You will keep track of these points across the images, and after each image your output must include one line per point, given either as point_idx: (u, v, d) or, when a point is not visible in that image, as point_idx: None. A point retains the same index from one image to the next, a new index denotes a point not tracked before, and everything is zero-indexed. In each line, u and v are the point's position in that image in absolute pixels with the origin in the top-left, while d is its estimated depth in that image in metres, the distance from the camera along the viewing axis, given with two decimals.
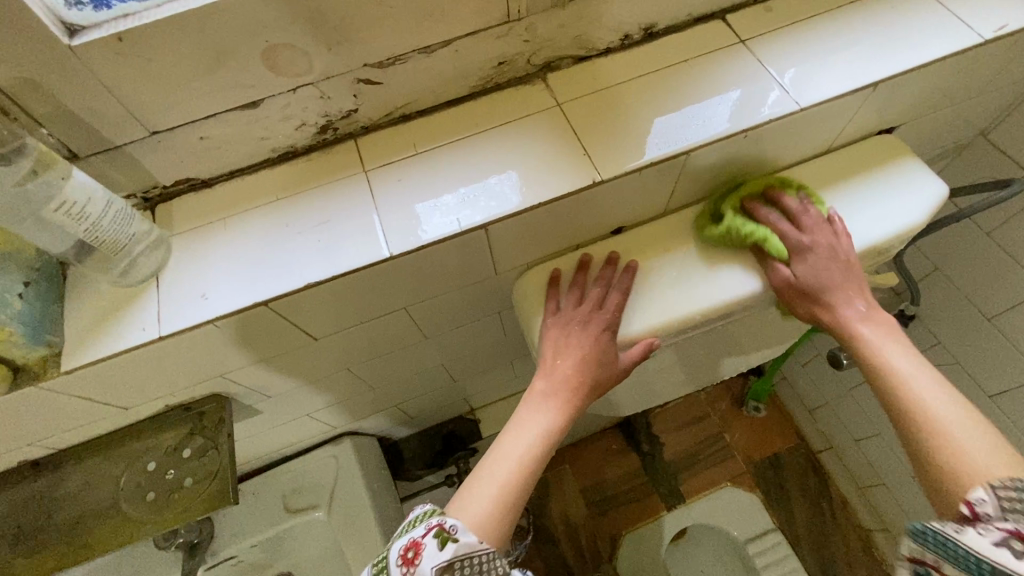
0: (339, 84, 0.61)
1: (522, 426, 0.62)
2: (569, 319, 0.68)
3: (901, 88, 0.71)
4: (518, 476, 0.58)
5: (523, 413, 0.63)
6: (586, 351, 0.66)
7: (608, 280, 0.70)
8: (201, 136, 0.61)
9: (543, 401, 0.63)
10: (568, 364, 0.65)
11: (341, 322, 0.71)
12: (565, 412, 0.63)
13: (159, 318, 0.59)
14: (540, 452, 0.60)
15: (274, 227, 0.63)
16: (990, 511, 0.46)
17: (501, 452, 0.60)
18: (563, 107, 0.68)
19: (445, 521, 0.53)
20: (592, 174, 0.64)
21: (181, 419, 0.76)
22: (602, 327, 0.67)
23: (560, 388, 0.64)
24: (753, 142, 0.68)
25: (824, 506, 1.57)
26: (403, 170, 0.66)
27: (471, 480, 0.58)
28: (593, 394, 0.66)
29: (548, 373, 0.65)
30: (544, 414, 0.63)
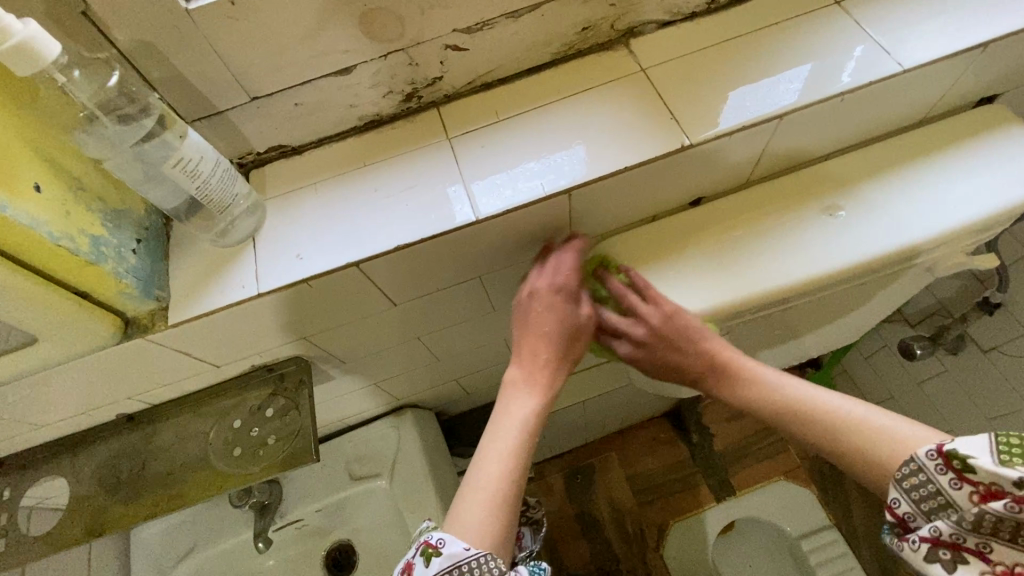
0: (429, 51, 0.62)
1: (495, 423, 0.58)
2: (528, 297, 0.65)
3: (1012, 50, 0.66)
4: (503, 472, 0.54)
5: (497, 408, 0.59)
6: (552, 325, 0.62)
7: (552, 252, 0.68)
8: (296, 102, 0.63)
9: (514, 392, 0.59)
10: (535, 348, 0.62)
11: (419, 288, 0.72)
12: (547, 393, 0.60)
13: (258, 277, 0.61)
14: (524, 438, 0.57)
15: (362, 192, 0.65)
16: (909, 513, 0.46)
17: (485, 457, 0.55)
18: (648, 72, 0.67)
19: (431, 536, 0.51)
20: (679, 139, 0.63)
21: (263, 380, 0.79)
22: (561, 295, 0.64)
23: (532, 375, 0.61)
24: (847, 108, 0.65)
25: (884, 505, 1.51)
26: (485, 137, 0.67)
27: (461, 492, 0.54)
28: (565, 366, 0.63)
29: (517, 361, 0.62)
30: (524, 398, 0.59)
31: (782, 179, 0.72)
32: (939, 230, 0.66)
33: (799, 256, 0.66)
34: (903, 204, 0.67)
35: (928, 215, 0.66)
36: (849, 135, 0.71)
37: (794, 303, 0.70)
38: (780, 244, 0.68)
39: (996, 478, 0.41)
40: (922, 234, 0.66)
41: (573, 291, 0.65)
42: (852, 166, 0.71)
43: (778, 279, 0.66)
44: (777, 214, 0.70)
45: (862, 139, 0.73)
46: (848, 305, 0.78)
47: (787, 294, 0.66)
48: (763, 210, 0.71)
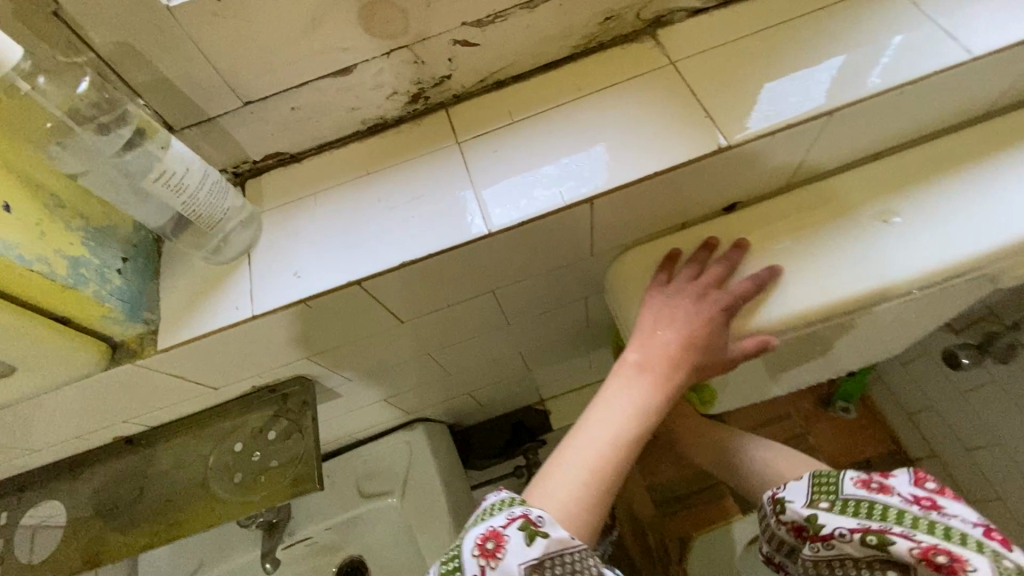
0: (436, 46, 0.57)
1: (610, 401, 0.53)
2: (677, 294, 0.60)
3: None
4: (612, 456, 0.49)
5: (612, 388, 0.54)
6: (694, 331, 0.57)
7: (727, 258, 0.62)
8: (292, 106, 0.58)
9: (635, 377, 0.54)
10: (670, 344, 0.56)
11: (428, 305, 0.67)
12: (666, 390, 0.54)
13: (252, 298, 0.56)
14: (639, 429, 0.51)
15: (365, 202, 0.60)
16: (773, 545, 0.58)
17: (589, 434, 0.50)
18: (679, 66, 0.61)
19: (531, 513, 0.45)
20: (714, 140, 0.56)
21: (265, 400, 0.75)
22: (720, 303, 0.58)
23: (658, 366, 0.55)
24: (906, 102, 0.58)
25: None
26: (498, 140, 0.61)
27: (553, 464, 0.50)
28: (693, 375, 0.56)
29: (644, 347, 0.56)
30: (640, 386, 0.54)
31: (828, 182, 0.65)
32: (1012, 239, 0.58)
33: (851, 270, 0.59)
34: (968, 208, 0.60)
35: (999, 221, 0.59)
36: (905, 132, 0.64)
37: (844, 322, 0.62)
38: (829, 256, 0.61)
39: (797, 519, 0.54)
40: (992, 243, 0.58)
41: (731, 306, 0.58)
42: (910, 166, 0.64)
43: (826, 295, 0.59)
44: (824, 221, 0.63)
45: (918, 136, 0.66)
46: (902, 322, 0.70)
47: (838, 313, 0.59)
48: (808, 217, 0.63)
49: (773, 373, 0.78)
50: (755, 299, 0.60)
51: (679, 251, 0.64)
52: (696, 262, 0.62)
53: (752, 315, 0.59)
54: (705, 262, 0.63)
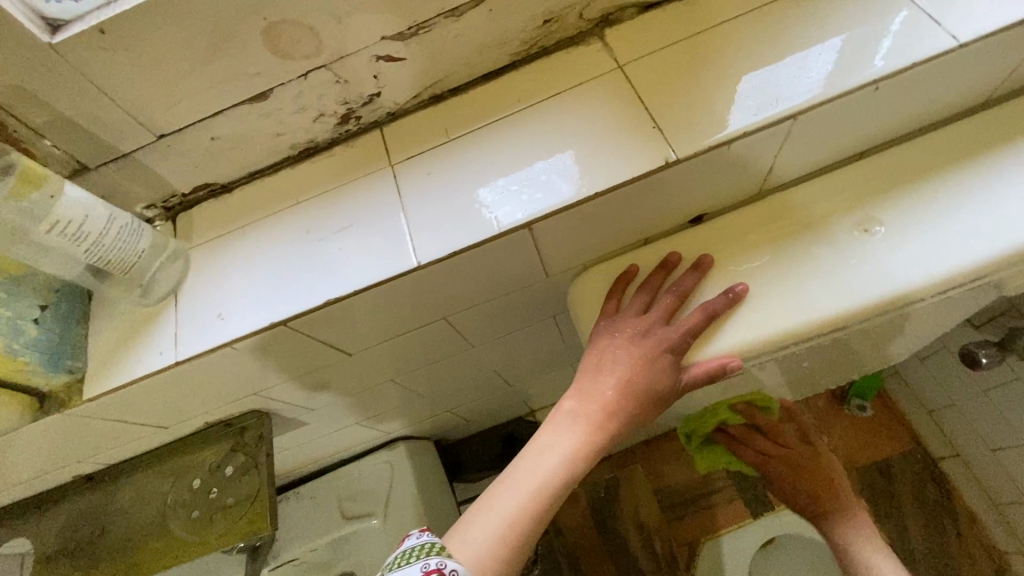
0: (356, 65, 0.52)
1: (540, 450, 0.50)
2: (621, 329, 0.55)
3: None
4: (532, 507, 0.48)
5: (543, 435, 0.51)
6: (634, 373, 0.52)
7: (681, 283, 0.56)
8: (211, 136, 0.54)
9: (568, 424, 0.51)
10: (608, 387, 0.52)
11: (375, 337, 0.64)
12: (599, 438, 0.51)
13: (176, 341, 0.54)
14: (566, 478, 0.49)
15: (294, 234, 0.56)
16: None
17: (514, 485, 0.49)
18: (629, 69, 0.55)
19: (445, 564, 0.43)
20: (664, 153, 0.51)
21: (222, 435, 0.73)
22: (666, 339, 0.53)
23: (593, 411, 0.51)
24: (883, 98, 0.52)
25: (948, 525, 1.27)
26: (433, 160, 0.56)
27: (475, 513, 0.48)
28: (633, 419, 0.52)
29: (582, 391, 0.53)
30: (573, 433, 0.51)
31: (805, 187, 0.59)
32: (1007, 249, 0.51)
33: (826, 289, 0.53)
34: (954, 217, 0.54)
35: (991, 231, 0.52)
36: (889, 128, 0.57)
37: (821, 343, 0.57)
38: (802, 273, 0.55)
39: None
40: (984, 256, 0.52)
41: (680, 343, 0.53)
42: (896, 168, 0.57)
43: (796, 319, 0.53)
44: (799, 234, 0.57)
45: (909, 130, 0.59)
46: (898, 335, 0.63)
47: (808, 337, 0.53)
48: (782, 228, 0.57)
49: (759, 392, 0.72)
50: (707, 331, 0.54)
51: (635, 269, 0.59)
52: (648, 290, 0.56)
53: (702, 348, 0.54)
54: (659, 288, 0.57)
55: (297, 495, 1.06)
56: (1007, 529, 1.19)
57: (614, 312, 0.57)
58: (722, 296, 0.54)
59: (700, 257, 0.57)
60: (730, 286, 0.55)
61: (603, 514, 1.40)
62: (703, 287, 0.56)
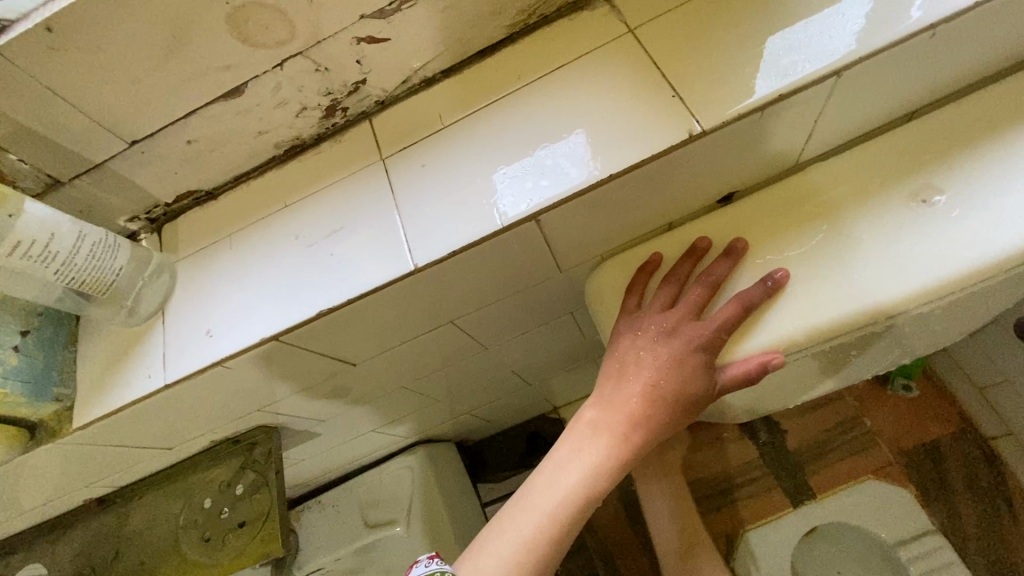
0: (335, 50, 0.47)
1: (557, 466, 0.46)
2: (645, 326, 0.49)
3: None
4: (551, 531, 0.43)
5: (561, 449, 0.47)
6: (661, 376, 0.46)
7: (710, 272, 0.49)
8: (188, 140, 0.50)
9: (588, 437, 0.46)
10: (632, 394, 0.46)
11: (377, 346, 0.59)
12: (623, 452, 0.45)
13: (165, 362, 0.50)
14: (588, 497, 0.44)
15: (280, 240, 0.51)
16: None
17: (530, 507, 0.45)
18: (642, 32, 0.48)
19: None
20: (686, 126, 0.44)
21: (231, 452, 0.70)
22: (697, 338, 0.47)
23: (616, 422, 0.46)
24: (939, 47, 0.44)
25: (1002, 508, 1.15)
26: (426, 151, 0.50)
27: (489, 537, 0.44)
28: (662, 429, 0.47)
29: (603, 398, 0.48)
30: (593, 448, 0.46)
31: (850, 155, 0.52)
32: None
33: (880, 271, 0.47)
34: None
35: None
36: (947, 80, 0.49)
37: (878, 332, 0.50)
38: (853, 255, 0.48)
39: None
40: None
41: (712, 341, 0.47)
42: (958, 127, 0.50)
43: (849, 307, 0.46)
44: (846, 209, 0.50)
45: (970, 80, 0.51)
46: (962, 316, 0.55)
47: (862, 326, 0.47)
48: (826, 203, 0.50)
49: (803, 386, 0.65)
50: (744, 324, 0.48)
51: (659, 259, 0.52)
52: (674, 281, 0.50)
53: (738, 344, 0.48)
54: (688, 279, 0.50)
55: (318, 504, 1.03)
56: None
57: (637, 307, 0.51)
58: (762, 286, 0.47)
59: (732, 242, 0.50)
60: (768, 274, 0.48)
61: (634, 510, 1.34)
62: (738, 275, 0.50)
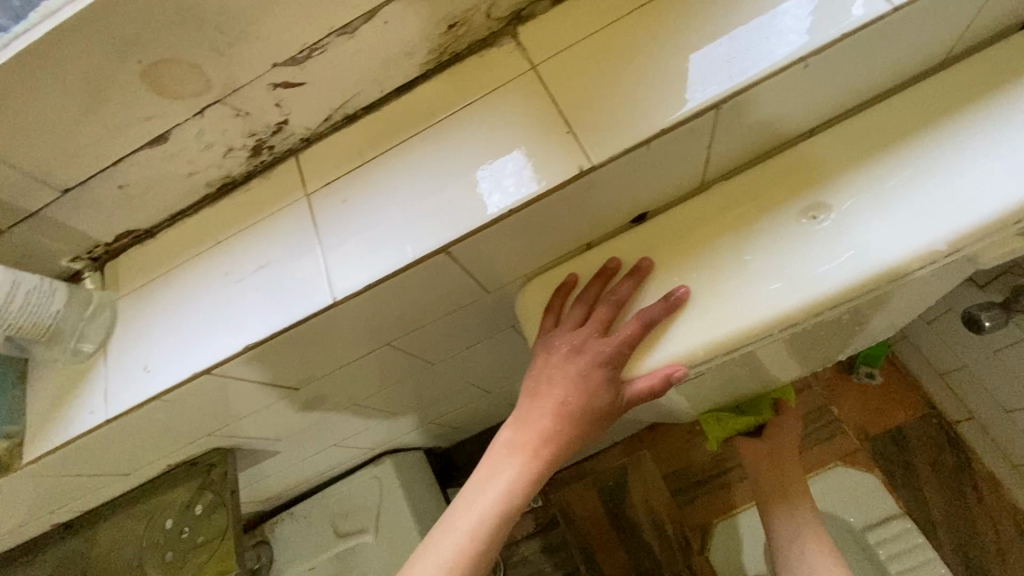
0: (253, 96, 0.50)
1: (477, 487, 0.49)
2: (556, 347, 0.52)
3: None
4: (471, 549, 0.47)
5: (481, 470, 0.50)
6: (570, 394, 0.49)
7: (615, 291, 0.52)
8: (119, 184, 0.53)
9: (505, 455, 0.49)
10: (544, 413, 0.50)
11: (320, 370, 0.62)
12: (537, 469, 0.49)
13: (106, 399, 0.53)
14: (505, 514, 0.48)
15: (213, 277, 0.54)
16: None
17: (453, 527, 0.48)
18: (545, 69, 0.51)
19: None
20: (578, 160, 0.47)
21: (189, 474, 0.73)
22: (601, 356, 0.50)
23: (530, 440, 0.49)
24: (814, 76, 0.48)
25: (968, 490, 1.21)
26: (347, 187, 0.53)
27: (415, 560, 0.48)
28: (574, 443, 0.50)
29: (518, 418, 0.51)
30: (509, 467, 0.49)
31: (752, 174, 0.54)
32: (970, 227, 0.47)
33: (776, 285, 0.50)
34: (909, 192, 0.49)
35: (952, 208, 0.48)
36: (836, 99, 0.52)
37: (778, 340, 0.53)
38: (750, 271, 0.51)
39: None
40: (944, 237, 0.48)
41: (616, 357, 0.50)
42: (848, 144, 0.53)
43: (745, 321, 0.49)
44: (747, 225, 0.53)
45: (860, 99, 0.54)
46: (871, 318, 0.59)
47: (756, 338, 0.50)
48: (727, 222, 0.53)
49: (736, 384, 0.69)
50: (647, 340, 0.51)
51: (573, 280, 0.55)
52: (584, 302, 0.53)
53: (643, 359, 0.51)
54: (596, 298, 0.53)
55: (292, 514, 1.06)
56: None
57: (552, 328, 0.54)
58: (661, 302, 0.51)
59: (637, 263, 0.54)
60: (670, 291, 0.52)
61: (610, 505, 1.38)
62: (643, 292, 0.53)
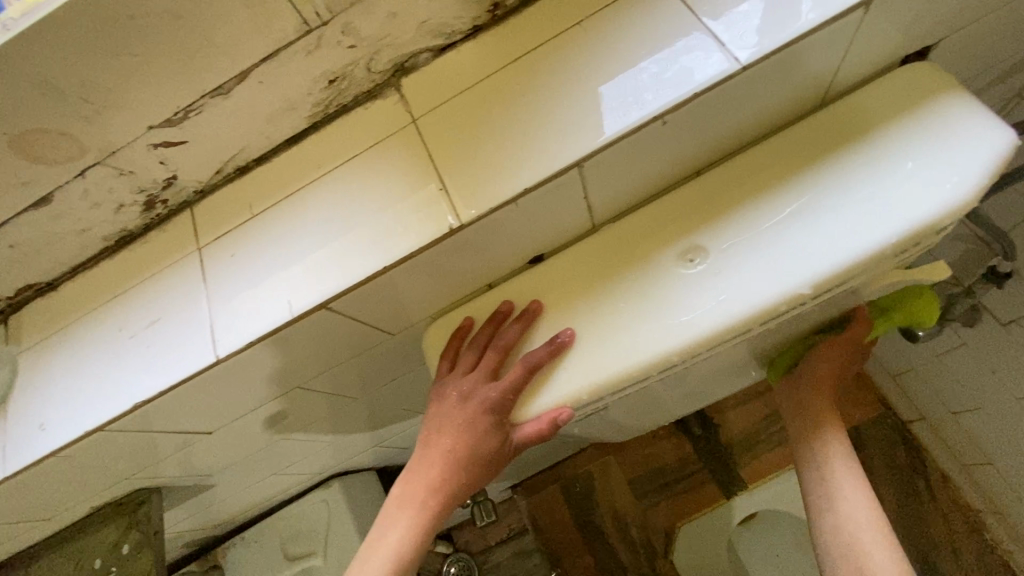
0: (133, 156, 0.51)
1: (374, 540, 0.52)
2: (446, 395, 0.53)
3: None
4: None
5: (379, 523, 0.53)
6: (456, 446, 0.52)
7: (502, 338, 0.54)
8: (10, 243, 0.53)
9: (398, 507, 0.52)
10: (432, 464, 0.52)
11: (232, 412, 0.63)
12: (428, 520, 0.51)
13: (5, 456, 0.54)
14: (399, 565, 0.51)
15: (108, 332, 0.54)
16: None
17: None
18: (424, 122, 0.51)
19: None
20: (446, 220, 0.48)
21: (117, 514, 0.74)
22: (484, 406, 0.51)
23: (421, 492, 0.52)
24: (677, 129, 0.48)
25: (921, 488, 1.22)
26: (235, 241, 0.53)
27: None
28: (464, 489, 0.52)
29: (410, 468, 0.53)
30: (401, 520, 0.52)
31: (639, 215, 0.55)
32: (831, 271, 0.48)
33: (651, 330, 0.51)
34: (782, 235, 0.50)
35: (822, 251, 0.48)
36: (714, 143, 0.53)
37: (662, 376, 0.54)
38: (630, 315, 0.52)
39: None
40: (810, 280, 0.48)
41: (500, 405, 0.52)
42: (729, 186, 0.53)
43: (622, 365, 0.51)
44: (631, 269, 0.54)
45: (743, 140, 0.55)
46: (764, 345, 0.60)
47: (636, 379, 0.51)
48: (614, 266, 0.54)
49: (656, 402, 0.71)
50: (533, 384, 0.52)
51: (468, 324, 0.56)
52: (474, 347, 0.55)
53: (529, 403, 0.52)
54: (486, 344, 0.54)
55: (243, 539, 1.07)
56: (978, 489, 1.14)
57: (446, 372, 0.55)
58: (546, 347, 0.52)
59: (527, 307, 0.55)
60: (556, 334, 0.53)
61: (578, 512, 1.38)
62: (532, 335, 0.54)
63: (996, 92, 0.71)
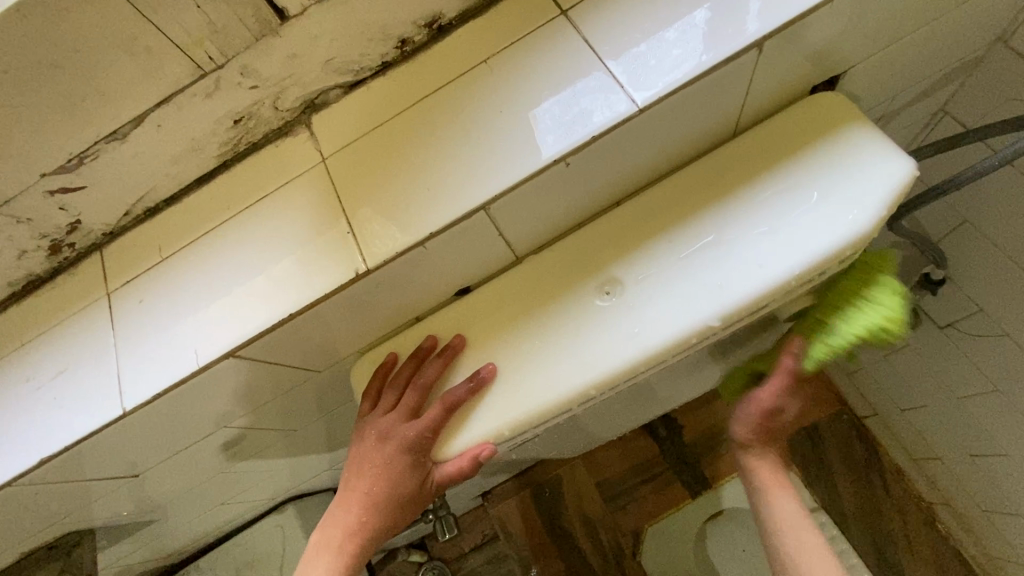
0: (31, 203, 0.49)
1: None
2: (367, 436, 0.54)
3: (808, 33, 0.47)
4: None
5: (303, 563, 0.54)
6: (376, 486, 0.53)
7: (421, 377, 0.54)
8: None
9: (321, 548, 0.54)
10: (353, 505, 0.53)
11: (157, 454, 0.62)
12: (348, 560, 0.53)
13: None
14: None
15: (15, 383, 0.53)
16: None
17: None
18: (333, 162, 0.50)
19: None
20: (354, 264, 0.48)
21: (49, 559, 0.72)
22: (401, 447, 0.52)
23: (342, 532, 0.53)
24: (583, 168, 0.49)
25: (876, 481, 1.24)
26: (144, 287, 0.52)
27: None
28: (384, 527, 0.54)
29: (334, 509, 0.54)
30: (322, 562, 0.53)
31: (560, 246, 0.55)
32: (736, 305, 0.49)
33: (565, 367, 0.51)
34: (689, 271, 0.50)
35: (727, 286, 0.49)
36: (628, 175, 0.53)
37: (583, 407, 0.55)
38: (548, 350, 0.52)
39: None
40: (714, 315, 0.49)
41: (419, 444, 0.53)
42: (643, 219, 0.53)
43: (538, 401, 0.51)
44: (549, 303, 0.54)
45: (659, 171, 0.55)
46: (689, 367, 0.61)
47: (552, 416, 0.52)
48: (532, 299, 0.54)
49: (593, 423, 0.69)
50: (453, 422, 0.53)
51: (389, 362, 0.56)
52: (395, 386, 0.55)
53: (449, 442, 0.53)
54: (405, 384, 0.54)
55: (197, 567, 1.05)
56: (928, 482, 1.17)
57: (368, 411, 0.56)
58: (463, 387, 0.52)
59: (446, 344, 0.55)
60: (476, 370, 0.53)
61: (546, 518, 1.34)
62: (452, 373, 0.54)
63: (919, 109, 0.72)
